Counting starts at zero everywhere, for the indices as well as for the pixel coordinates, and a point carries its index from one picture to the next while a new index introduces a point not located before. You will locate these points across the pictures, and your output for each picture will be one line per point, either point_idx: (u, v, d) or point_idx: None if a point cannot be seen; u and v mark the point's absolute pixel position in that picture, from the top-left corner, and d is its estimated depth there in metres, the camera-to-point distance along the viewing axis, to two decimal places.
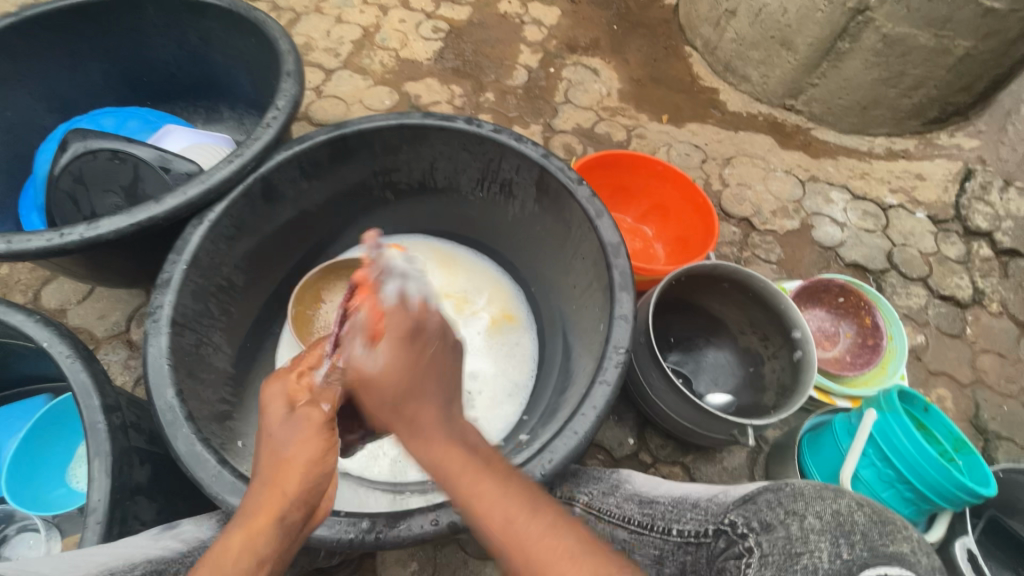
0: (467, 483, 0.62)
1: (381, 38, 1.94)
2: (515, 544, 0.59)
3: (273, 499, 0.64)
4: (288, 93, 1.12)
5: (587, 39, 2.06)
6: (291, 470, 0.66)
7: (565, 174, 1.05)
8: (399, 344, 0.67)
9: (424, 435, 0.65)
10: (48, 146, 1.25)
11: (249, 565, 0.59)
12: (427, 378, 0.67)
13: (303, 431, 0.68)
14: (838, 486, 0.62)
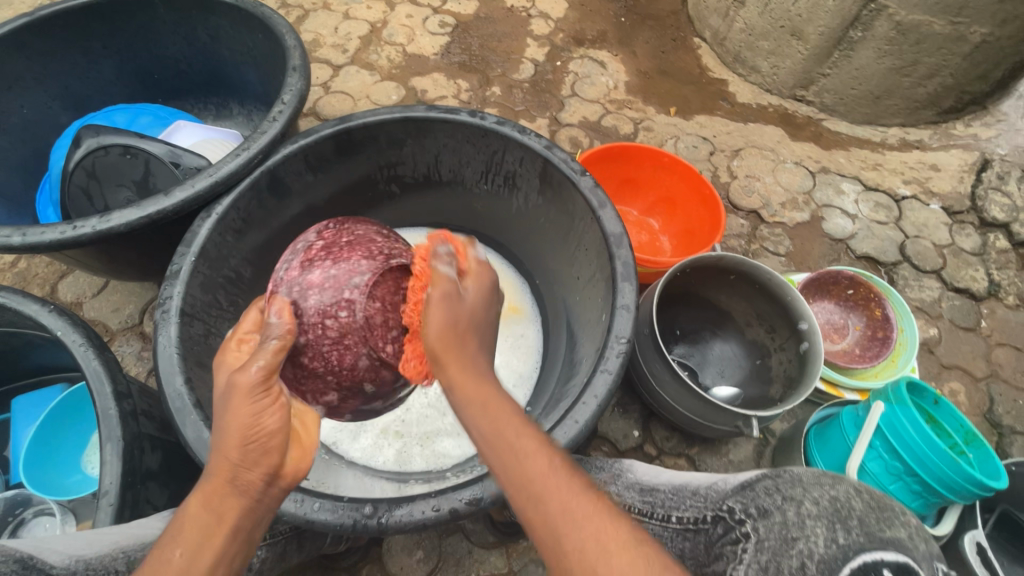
0: (509, 437, 0.63)
1: (389, 33, 1.95)
2: (551, 492, 0.58)
3: (220, 466, 0.61)
4: (294, 88, 1.14)
5: (594, 32, 2.05)
6: (227, 441, 0.61)
7: (567, 165, 1.05)
8: (459, 309, 0.73)
9: (468, 384, 0.67)
10: (62, 142, 1.28)
11: (207, 522, 0.59)
12: (472, 339, 0.72)
13: (234, 403, 0.63)
14: (837, 473, 0.62)
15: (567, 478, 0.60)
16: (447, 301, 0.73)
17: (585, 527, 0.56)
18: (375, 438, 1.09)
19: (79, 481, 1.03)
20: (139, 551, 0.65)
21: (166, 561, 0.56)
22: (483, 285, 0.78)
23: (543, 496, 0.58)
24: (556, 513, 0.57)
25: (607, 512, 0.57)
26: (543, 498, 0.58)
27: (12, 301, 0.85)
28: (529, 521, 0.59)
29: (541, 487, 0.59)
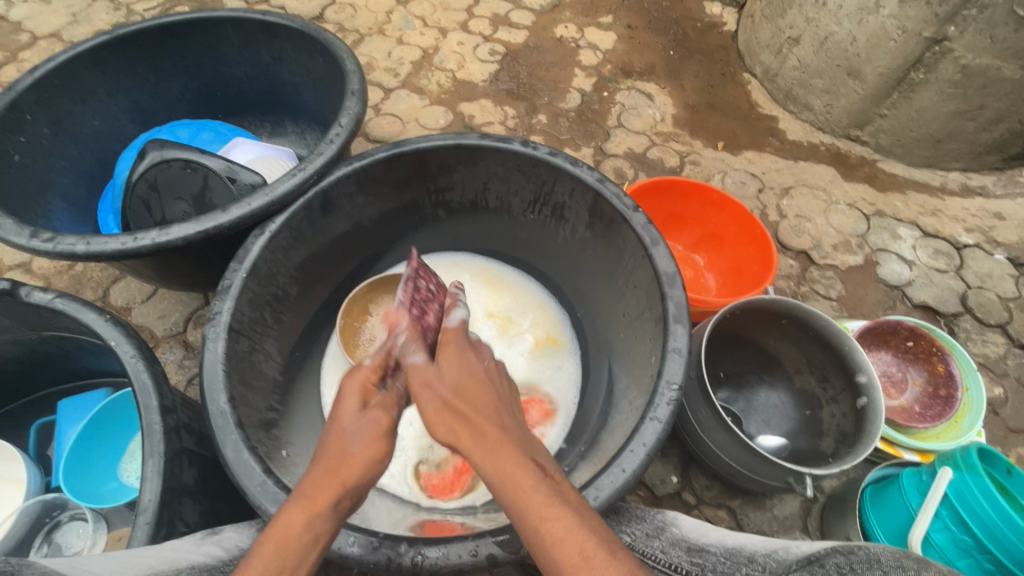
0: (534, 518, 0.60)
1: (440, 59, 1.99)
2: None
3: (330, 484, 0.63)
4: (351, 111, 1.16)
5: (642, 64, 2.05)
6: (349, 466, 0.64)
7: (620, 200, 1.02)
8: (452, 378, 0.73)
9: (488, 458, 0.64)
10: (128, 154, 1.32)
11: (307, 541, 0.59)
12: (465, 407, 0.69)
13: (369, 433, 0.67)
14: (926, 559, 0.52)
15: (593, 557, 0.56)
16: (423, 381, 0.73)
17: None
18: (403, 464, 1.06)
19: (115, 488, 1.04)
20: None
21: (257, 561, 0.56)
22: (449, 358, 0.76)
23: (558, 565, 0.57)
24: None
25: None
26: None
27: (70, 308, 0.86)
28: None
29: (567, 574, 0.56)
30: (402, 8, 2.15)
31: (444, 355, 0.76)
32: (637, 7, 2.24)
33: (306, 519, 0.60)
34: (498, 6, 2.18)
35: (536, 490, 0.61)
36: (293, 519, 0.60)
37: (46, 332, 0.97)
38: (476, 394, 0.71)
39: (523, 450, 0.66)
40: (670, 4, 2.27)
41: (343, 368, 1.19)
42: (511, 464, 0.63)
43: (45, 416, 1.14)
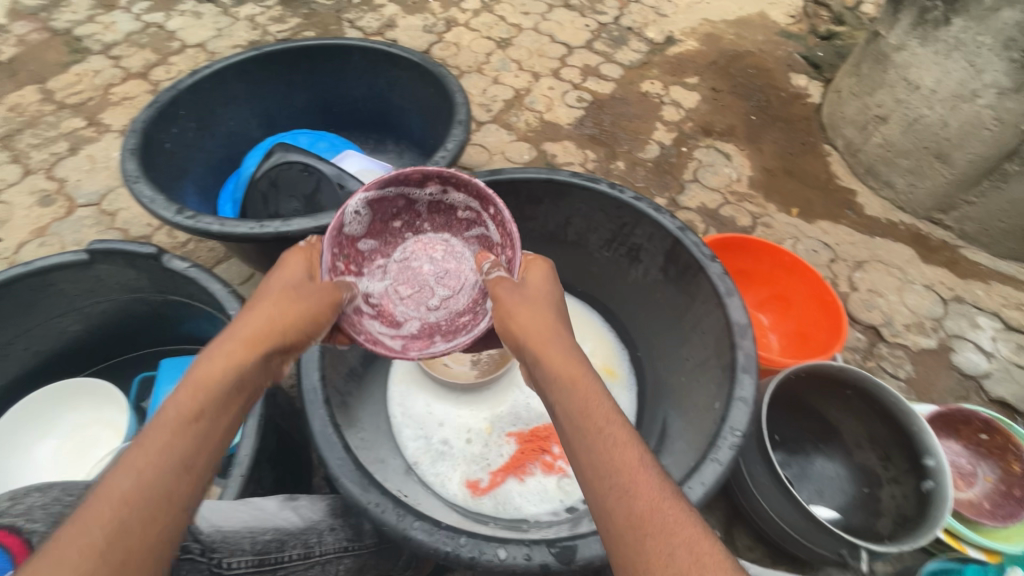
0: (604, 435, 0.63)
1: (531, 100, 2.13)
2: (638, 490, 0.58)
3: (266, 337, 0.70)
4: (456, 138, 1.27)
5: (723, 125, 2.12)
6: (285, 322, 0.72)
7: (699, 249, 1.07)
8: (525, 291, 0.81)
9: (561, 356, 0.71)
10: (255, 152, 1.49)
11: (232, 384, 0.64)
12: (546, 307, 0.79)
13: (315, 300, 0.77)
14: None
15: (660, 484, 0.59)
16: (511, 282, 0.82)
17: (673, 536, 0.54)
18: (452, 467, 1.15)
19: None
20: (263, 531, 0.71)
21: (176, 396, 0.61)
22: (541, 275, 0.85)
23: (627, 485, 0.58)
24: (639, 507, 0.57)
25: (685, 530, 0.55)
26: (633, 495, 0.58)
27: (203, 278, 0.99)
28: (601, 511, 0.59)
29: (624, 480, 0.59)
30: (501, 51, 2.33)
31: (533, 271, 0.86)
32: (723, 72, 2.34)
33: (172, 430, 0.58)
34: (590, 58, 2.33)
35: (596, 396, 0.67)
36: (168, 427, 0.58)
37: (171, 296, 1.10)
38: (550, 303, 0.80)
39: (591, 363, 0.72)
40: (756, 72, 2.35)
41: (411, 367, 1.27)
42: (579, 372, 0.69)
43: (146, 372, 1.26)
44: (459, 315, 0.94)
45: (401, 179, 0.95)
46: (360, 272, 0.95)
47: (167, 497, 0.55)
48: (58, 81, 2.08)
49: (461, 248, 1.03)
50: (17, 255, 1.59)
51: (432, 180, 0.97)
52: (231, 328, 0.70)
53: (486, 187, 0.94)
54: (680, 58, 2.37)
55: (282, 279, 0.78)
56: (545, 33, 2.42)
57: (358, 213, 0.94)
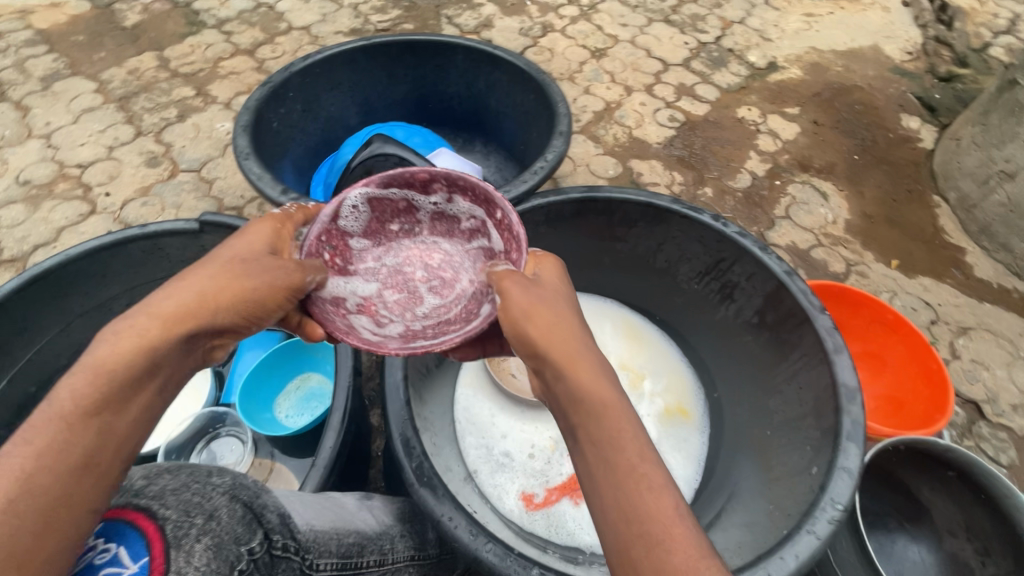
0: (638, 486, 0.54)
1: (621, 114, 2.08)
2: (675, 555, 0.50)
3: (195, 317, 0.61)
4: (556, 149, 1.24)
5: (822, 162, 2.00)
6: (228, 303, 0.64)
7: (806, 297, 1.00)
8: (541, 289, 0.71)
9: (584, 373, 0.61)
10: (353, 140, 1.52)
11: (145, 367, 0.56)
12: (565, 311, 0.68)
13: (273, 281, 0.68)
14: None
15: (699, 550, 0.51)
16: (523, 278, 0.71)
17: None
18: (510, 480, 1.12)
19: (269, 420, 1.17)
20: (348, 533, 0.68)
21: (74, 380, 0.53)
22: (555, 274, 0.75)
23: (666, 547, 0.51)
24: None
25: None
26: (667, 548, 0.51)
27: None
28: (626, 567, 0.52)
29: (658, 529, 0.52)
30: (595, 61, 2.30)
31: (545, 270, 0.76)
32: (827, 105, 2.21)
33: (64, 424, 0.50)
34: (686, 77, 2.25)
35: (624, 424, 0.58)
36: (62, 415, 0.51)
37: None
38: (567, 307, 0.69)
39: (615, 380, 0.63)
40: (863, 108, 2.21)
41: (479, 372, 1.26)
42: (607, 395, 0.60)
43: None
44: (448, 321, 0.84)
45: (404, 179, 0.90)
46: (348, 268, 0.89)
47: (64, 501, 0.48)
48: (174, 50, 2.20)
49: (462, 258, 0.95)
50: (122, 211, 1.69)
51: (437, 183, 0.91)
52: (149, 300, 0.61)
53: (493, 190, 0.87)
54: (782, 86, 2.26)
55: (236, 254, 0.69)
56: (642, 46, 2.37)
57: (355, 208, 0.90)
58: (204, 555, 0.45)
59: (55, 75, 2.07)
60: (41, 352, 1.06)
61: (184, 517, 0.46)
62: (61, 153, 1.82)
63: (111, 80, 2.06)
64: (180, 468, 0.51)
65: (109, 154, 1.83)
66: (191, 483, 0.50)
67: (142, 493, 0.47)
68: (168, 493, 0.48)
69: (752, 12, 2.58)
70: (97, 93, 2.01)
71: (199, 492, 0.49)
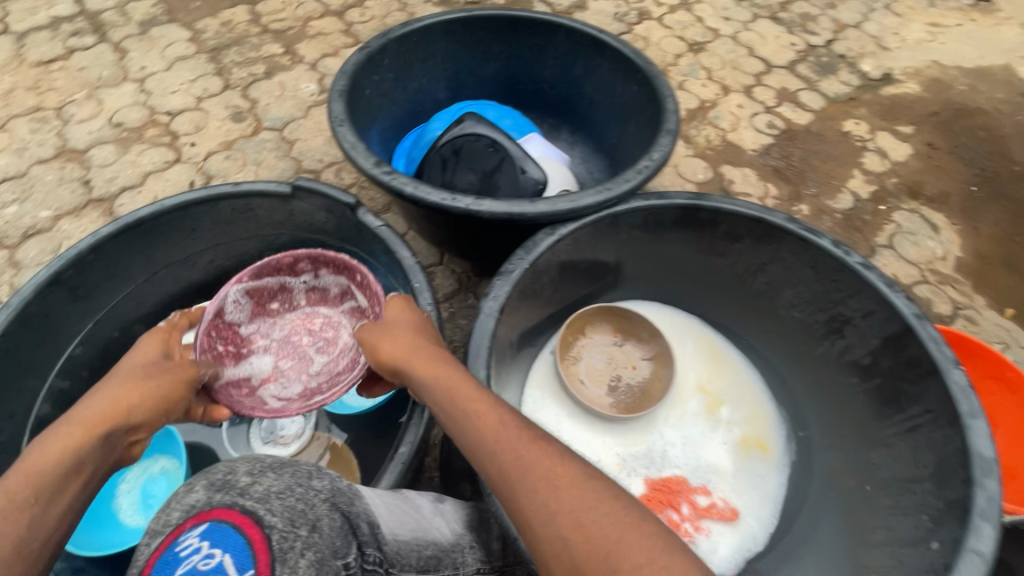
0: (494, 427, 0.67)
1: (715, 115, 1.95)
2: (537, 465, 0.63)
3: (111, 413, 0.71)
4: (663, 148, 1.14)
5: (934, 189, 1.82)
6: (139, 393, 0.74)
7: (940, 348, 0.89)
8: (397, 327, 0.81)
9: (436, 387, 0.73)
10: (442, 116, 1.46)
11: (69, 464, 0.65)
12: (418, 341, 0.79)
13: (173, 375, 0.80)
14: None
15: (559, 454, 0.65)
16: (377, 328, 0.82)
17: (585, 494, 0.60)
18: None
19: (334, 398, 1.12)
20: (428, 546, 0.65)
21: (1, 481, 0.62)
22: (405, 305, 0.84)
23: (527, 461, 0.64)
24: (569, 521, 0.59)
25: (588, 490, 0.61)
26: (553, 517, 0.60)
27: (393, 240, 0.96)
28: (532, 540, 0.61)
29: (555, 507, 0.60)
30: (691, 55, 2.16)
31: (399, 305, 0.85)
32: (945, 127, 2.01)
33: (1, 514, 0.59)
34: (790, 81, 2.09)
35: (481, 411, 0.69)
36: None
37: (348, 246, 1.09)
38: (421, 337, 0.80)
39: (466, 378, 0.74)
40: (987, 135, 2.00)
41: (548, 375, 1.20)
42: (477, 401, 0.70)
43: None
44: (337, 372, 0.98)
45: (273, 266, 1.05)
46: (243, 353, 1.02)
47: None
48: (266, 6, 2.19)
49: (337, 316, 1.08)
50: (205, 162, 1.70)
51: (302, 263, 1.05)
52: (71, 412, 0.71)
53: (349, 258, 1.02)
54: (896, 101, 2.07)
55: (138, 357, 0.81)
56: (745, 44, 2.21)
57: (239, 301, 1.03)
58: (308, 573, 0.40)
59: (153, 20, 2.10)
60: (127, 298, 1.07)
61: (289, 529, 0.42)
62: (152, 98, 1.85)
63: (205, 30, 2.08)
64: (282, 467, 0.48)
65: (197, 104, 1.84)
66: (295, 488, 0.46)
67: (247, 494, 0.43)
68: (271, 498, 0.44)
69: (870, 16, 2.37)
70: (190, 42, 2.03)
71: (302, 498, 0.45)
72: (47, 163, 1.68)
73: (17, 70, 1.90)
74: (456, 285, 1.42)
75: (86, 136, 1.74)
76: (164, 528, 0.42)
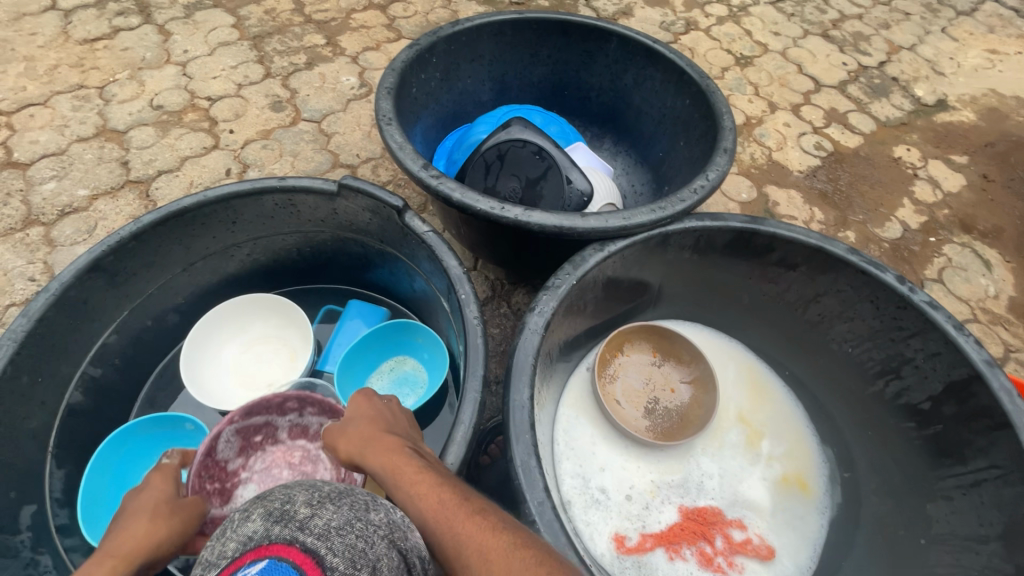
0: (432, 508, 0.58)
1: (761, 133, 1.89)
2: (470, 540, 0.55)
3: (142, 542, 0.67)
4: (720, 167, 1.09)
5: (987, 224, 1.75)
6: (166, 523, 0.70)
7: (1013, 401, 0.83)
8: (355, 423, 0.73)
9: (393, 478, 0.63)
10: (487, 120, 1.43)
11: None
12: (375, 432, 0.70)
13: (189, 505, 0.76)
14: None
15: (494, 527, 0.57)
16: (334, 427, 0.75)
17: (514, 569, 0.52)
18: (604, 519, 1.03)
19: None
20: None
21: None
22: (362, 395, 0.77)
23: (462, 540, 0.55)
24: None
25: (516, 562, 0.53)
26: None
27: (439, 247, 0.92)
28: None
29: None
30: (738, 68, 2.10)
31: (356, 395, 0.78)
32: (1001, 159, 1.93)
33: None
34: (839, 102, 2.02)
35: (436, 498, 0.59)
36: None
37: (389, 248, 1.06)
38: (382, 427, 0.71)
39: (425, 464, 0.64)
40: None
41: (582, 393, 1.16)
42: (424, 484, 0.61)
43: (331, 305, 1.25)
44: None
45: (265, 403, 0.94)
46: (228, 493, 0.88)
47: None
48: None
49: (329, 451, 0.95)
50: (242, 150, 1.69)
51: (291, 402, 0.95)
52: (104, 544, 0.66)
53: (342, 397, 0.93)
54: (950, 129, 1.99)
55: (154, 481, 0.76)
56: (794, 60, 2.14)
57: (229, 440, 0.90)
58: None
59: (198, 4, 2.10)
60: (162, 287, 1.05)
61: (351, 570, 0.37)
62: (193, 83, 1.84)
63: (249, 17, 2.07)
64: (340, 498, 0.45)
65: (237, 92, 1.83)
66: (354, 522, 0.42)
67: (307, 528, 0.39)
68: (331, 533, 0.40)
69: (925, 38, 2.29)
70: (234, 28, 2.02)
71: (361, 536, 0.41)
72: (86, 142, 1.67)
73: (63, 47, 1.91)
74: (489, 294, 1.39)
75: (126, 117, 1.74)
76: (221, 560, 0.38)
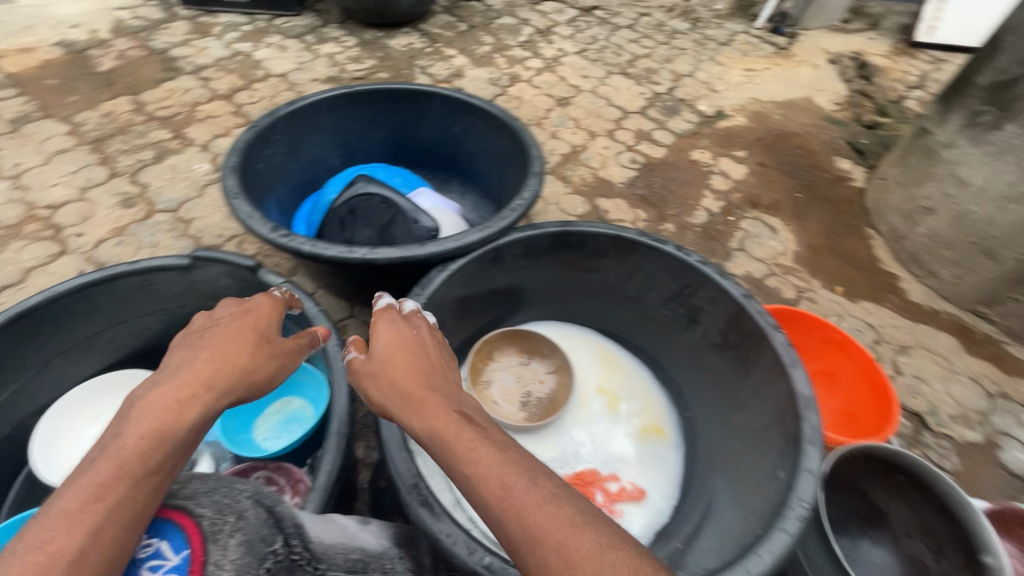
0: (496, 491, 0.64)
1: (586, 157, 2.23)
2: (539, 523, 0.60)
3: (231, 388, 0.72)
4: (531, 188, 1.33)
5: (768, 199, 2.19)
6: (254, 379, 0.77)
7: (763, 318, 1.10)
8: (387, 364, 0.83)
9: (438, 434, 0.71)
10: (336, 181, 1.59)
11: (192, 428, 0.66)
12: (410, 376, 0.79)
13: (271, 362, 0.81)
14: None
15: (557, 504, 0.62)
16: (369, 371, 0.84)
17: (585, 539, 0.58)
18: None
19: (246, 441, 1.15)
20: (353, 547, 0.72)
21: (139, 423, 0.62)
22: (396, 340, 0.86)
23: (527, 521, 0.61)
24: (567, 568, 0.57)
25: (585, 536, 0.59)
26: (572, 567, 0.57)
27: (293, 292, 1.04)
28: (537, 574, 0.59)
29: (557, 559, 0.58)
30: (560, 108, 2.47)
31: (390, 338, 0.86)
32: (770, 149, 2.43)
33: (132, 483, 0.57)
34: (644, 123, 2.45)
35: (482, 456, 0.67)
36: (134, 465, 0.59)
37: None
38: (418, 369, 0.81)
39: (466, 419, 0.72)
40: (802, 152, 2.44)
41: None
42: (478, 453, 0.67)
43: None
44: None
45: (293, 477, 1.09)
46: None
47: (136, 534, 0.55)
48: (151, 95, 2.23)
49: None
50: (95, 251, 1.67)
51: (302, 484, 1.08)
52: (184, 372, 0.70)
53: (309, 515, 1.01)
54: (729, 132, 2.48)
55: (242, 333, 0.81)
56: (603, 96, 2.56)
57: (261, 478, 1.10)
58: (237, 550, 0.54)
59: (26, 117, 2.06)
60: (17, 389, 1.05)
61: (218, 516, 0.57)
62: (30, 194, 1.81)
63: (85, 123, 2.07)
64: (217, 479, 0.64)
65: (82, 195, 1.82)
66: (223, 488, 0.62)
67: (191, 499, 0.60)
68: (201, 498, 0.60)
69: (699, 66, 2.85)
70: (70, 136, 2.01)
71: (226, 497, 0.60)
72: None
73: None
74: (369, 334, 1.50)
75: None
76: None
